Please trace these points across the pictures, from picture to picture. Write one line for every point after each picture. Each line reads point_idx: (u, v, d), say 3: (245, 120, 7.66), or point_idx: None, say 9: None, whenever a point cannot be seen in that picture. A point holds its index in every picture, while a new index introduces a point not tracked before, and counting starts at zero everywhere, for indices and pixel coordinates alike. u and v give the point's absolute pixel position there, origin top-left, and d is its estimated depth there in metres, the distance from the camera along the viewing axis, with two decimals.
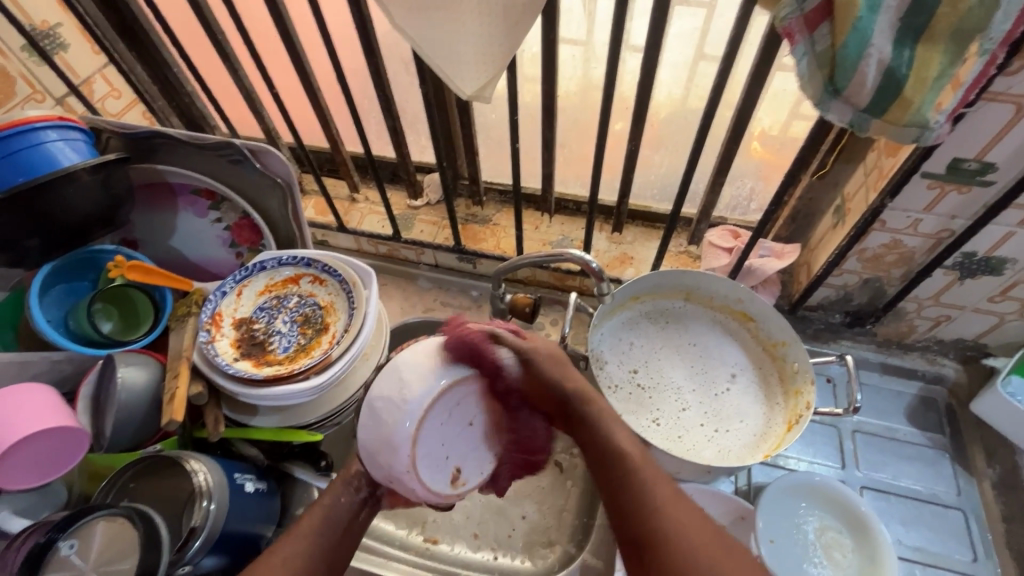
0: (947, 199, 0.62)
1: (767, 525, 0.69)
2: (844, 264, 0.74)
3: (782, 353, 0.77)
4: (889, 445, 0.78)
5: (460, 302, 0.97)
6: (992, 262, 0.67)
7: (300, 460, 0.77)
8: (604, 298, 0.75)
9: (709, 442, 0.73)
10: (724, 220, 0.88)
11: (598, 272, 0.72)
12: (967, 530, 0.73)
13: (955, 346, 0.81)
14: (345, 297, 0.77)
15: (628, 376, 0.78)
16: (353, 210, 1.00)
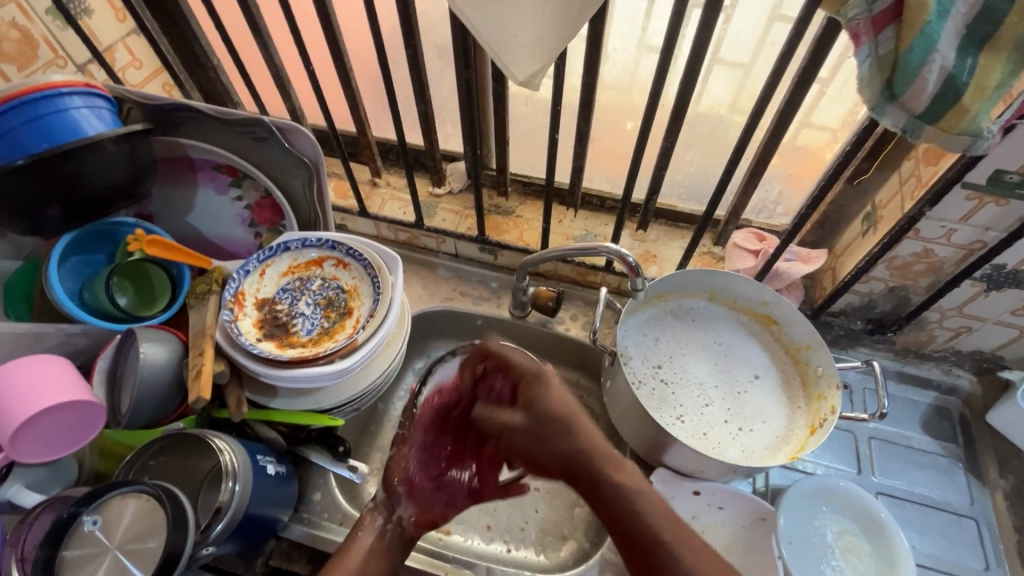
0: (984, 210, 0.62)
1: (787, 525, 0.70)
2: (872, 272, 0.74)
3: (805, 357, 0.77)
4: (905, 452, 0.79)
5: (479, 293, 0.96)
6: (1020, 275, 0.68)
7: (316, 445, 0.75)
8: (636, 294, 0.75)
9: (733, 441, 0.73)
10: (749, 222, 0.88)
11: (633, 266, 0.71)
12: (979, 538, 0.74)
13: (971, 357, 0.82)
14: (370, 281, 0.77)
15: (652, 372, 0.78)
16: (374, 195, 0.99)
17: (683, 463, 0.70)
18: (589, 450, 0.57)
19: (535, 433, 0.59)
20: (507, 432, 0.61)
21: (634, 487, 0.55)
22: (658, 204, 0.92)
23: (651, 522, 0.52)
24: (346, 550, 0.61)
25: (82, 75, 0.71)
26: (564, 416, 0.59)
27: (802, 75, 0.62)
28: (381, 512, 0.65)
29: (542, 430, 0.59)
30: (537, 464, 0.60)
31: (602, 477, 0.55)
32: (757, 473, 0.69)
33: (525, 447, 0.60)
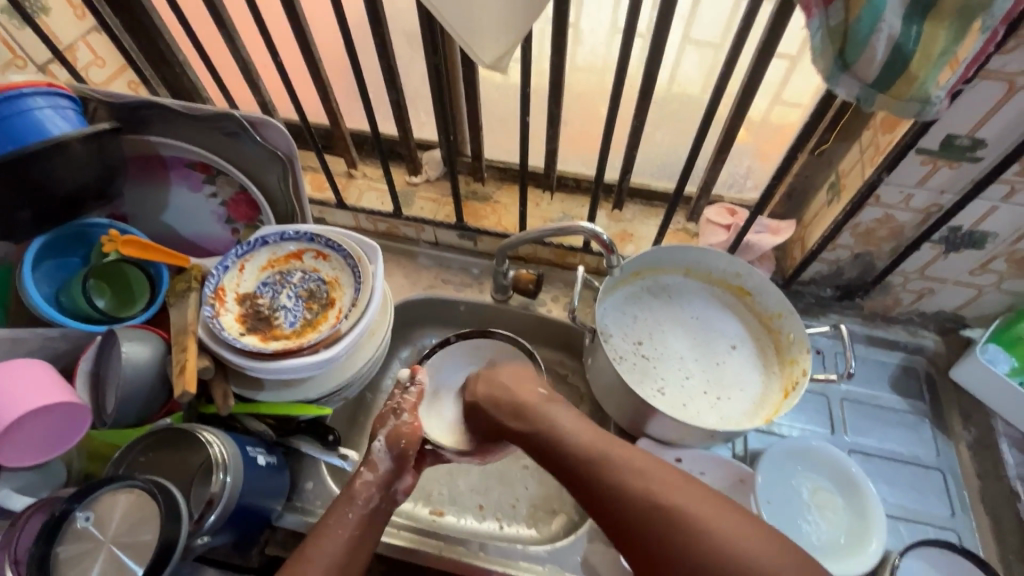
0: (939, 174, 0.65)
1: (766, 486, 0.73)
2: (838, 239, 0.77)
3: (777, 325, 0.80)
4: (875, 411, 0.83)
5: (461, 280, 0.97)
6: (975, 236, 0.71)
7: (306, 435, 0.76)
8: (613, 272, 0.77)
9: (711, 409, 0.75)
10: (721, 197, 0.90)
11: (608, 245, 0.73)
12: (945, 487, 0.77)
13: (935, 318, 0.86)
14: (351, 271, 0.78)
15: (632, 346, 0.81)
16: (350, 186, 0.99)
17: (664, 432, 0.73)
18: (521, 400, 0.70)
19: (520, 376, 0.74)
20: (495, 373, 0.75)
21: (575, 429, 0.63)
22: (632, 184, 0.94)
23: (573, 443, 0.61)
24: (337, 522, 0.62)
25: (43, 75, 0.70)
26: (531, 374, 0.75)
27: (762, 49, 0.63)
28: (376, 488, 0.66)
29: (521, 374, 0.74)
30: (501, 403, 0.71)
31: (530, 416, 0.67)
32: (735, 437, 0.72)
33: (503, 385, 0.73)
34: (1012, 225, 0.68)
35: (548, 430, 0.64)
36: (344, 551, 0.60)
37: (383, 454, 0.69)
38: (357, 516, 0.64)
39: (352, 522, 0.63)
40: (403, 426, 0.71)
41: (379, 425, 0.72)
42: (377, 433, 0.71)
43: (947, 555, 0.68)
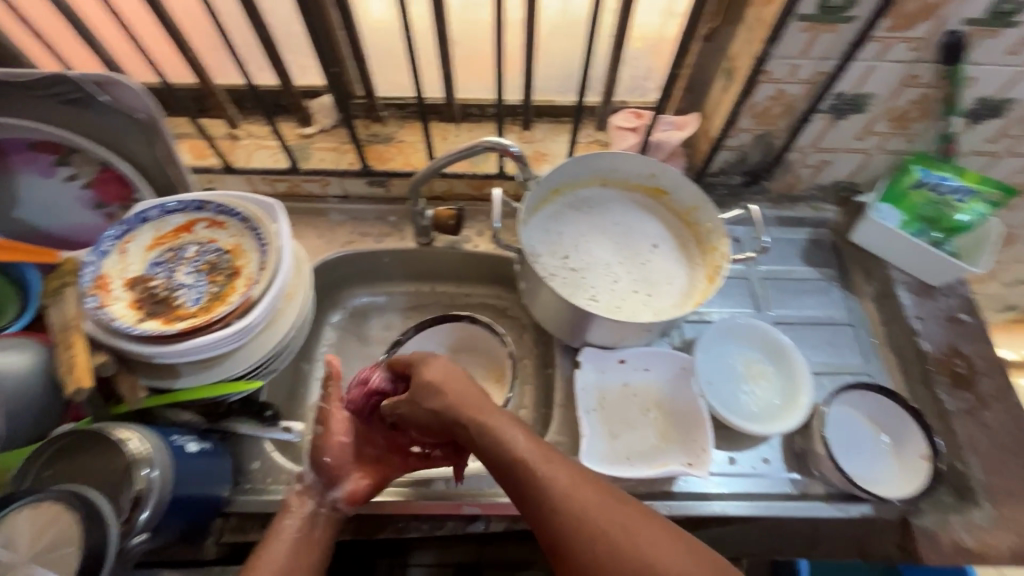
0: (820, 40, 0.67)
1: (705, 370, 0.77)
2: (739, 124, 0.79)
3: (695, 218, 0.82)
4: (791, 283, 0.89)
5: (380, 230, 0.93)
6: (858, 99, 0.75)
7: (242, 416, 0.72)
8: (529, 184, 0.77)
9: (646, 307, 0.77)
10: (626, 103, 0.90)
11: (518, 155, 0.72)
12: (857, 339, 0.84)
13: (833, 189, 0.92)
14: (252, 234, 0.71)
15: (562, 263, 0.81)
16: (237, 148, 0.90)
17: (605, 337, 0.74)
18: (457, 405, 0.60)
19: (451, 384, 0.62)
20: (426, 376, 0.63)
21: (566, 476, 0.52)
22: (537, 102, 0.92)
23: (508, 439, 0.55)
24: (273, 531, 0.60)
25: None
26: (466, 374, 0.64)
27: None
28: (312, 495, 0.64)
29: (455, 379, 0.62)
30: (445, 410, 0.61)
31: (468, 423, 0.59)
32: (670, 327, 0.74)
33: (437, 383, 0.62)
34: (887, 83, 0.72)
35: (490, 431, 0.57)
36: (293, 555, 0.58)
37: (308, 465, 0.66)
38: (301, 523, 0.61)
39: (287, 530, 0.60)
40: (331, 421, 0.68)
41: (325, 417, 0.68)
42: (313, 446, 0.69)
43: (862, 393, 0.75)
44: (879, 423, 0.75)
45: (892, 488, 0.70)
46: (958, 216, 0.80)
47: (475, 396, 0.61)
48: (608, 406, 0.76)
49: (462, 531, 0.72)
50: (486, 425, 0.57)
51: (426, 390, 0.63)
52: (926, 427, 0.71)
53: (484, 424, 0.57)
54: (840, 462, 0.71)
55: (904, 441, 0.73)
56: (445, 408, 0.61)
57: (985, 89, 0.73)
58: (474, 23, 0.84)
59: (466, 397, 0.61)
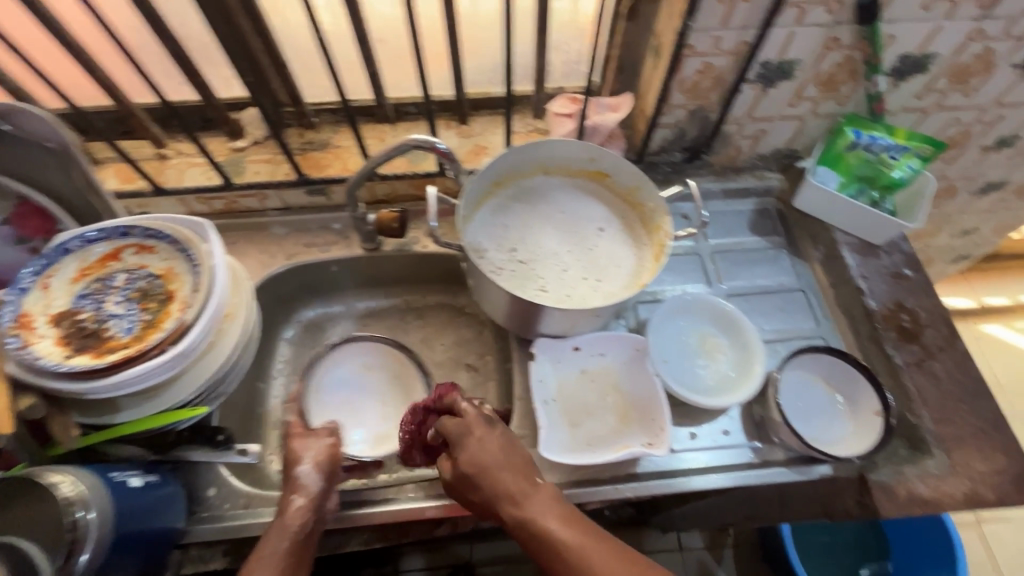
0: (738, 10, 0.66)
1: (659, 348, 0.77)
2: (671, 100, 0.78)
3: (638, 198, 0.82)
4: (741, 255, 0.90)
5: (325, 239, 0.91)
6: (785, 66, 0.75)
7: (192, 443, 0.70)
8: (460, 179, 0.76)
9: (595, 292, 0.77)
10: (562, 89, 0.89)
11: (447, 152, 0.70)
12: (808, 303, 0.85)
13: (774, 157, 0.93)
14: (183, 257, 0.69)
15: (509, 256, 0.80)
16: (166, 168, 0.87)
17: (556, 326, 0.74)
18: (501, 491, 0.57)
19: (504, 469, 0.59)
20: (470, 461, 0.59)
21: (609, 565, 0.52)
22: (473, 95, 0.90)
23: (551, 528, 0.55)
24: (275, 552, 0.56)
25: None
26: (511, 448, 0.61)
27: None
28: (306, 502, 0.60)
29: (502, 462, 0.59)
30: (489, 494, 0.58)
31: (507, 510, 0.57)
32: (619, 310, 0.74)
33: (484, 467, 0.59)
34: (810, 48, 0.73)
35: (529, 518, 0.56)
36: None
37: (309, 472, 0.63)
38: (291, 535, 0.57)
39: (285, 552, 0.56)
40: (333, 446, 0.66)
41: (296, 448, 0.65)
42: (301, 458, 0.64)
43: (816, 355, 0.76)
44: (832, 383, 0.76)
45: (847, 446, 0.72)
46: (893, 174, 0.82)
47: (521, 474, 0.59)
48: (567, 394, 0.76)
49: (429, 536, 0.71)
50: (523, 512, 0.56)
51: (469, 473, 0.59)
52: (877, 384, 0.73)
53: (526, 514, 0.56)
54: (797, 424, 0.73)
55: (856, 399, 0.74)
56: (490, 494, 0.58)
57: (905, 46, 0.73)
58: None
59: (515, 476, 0.58)
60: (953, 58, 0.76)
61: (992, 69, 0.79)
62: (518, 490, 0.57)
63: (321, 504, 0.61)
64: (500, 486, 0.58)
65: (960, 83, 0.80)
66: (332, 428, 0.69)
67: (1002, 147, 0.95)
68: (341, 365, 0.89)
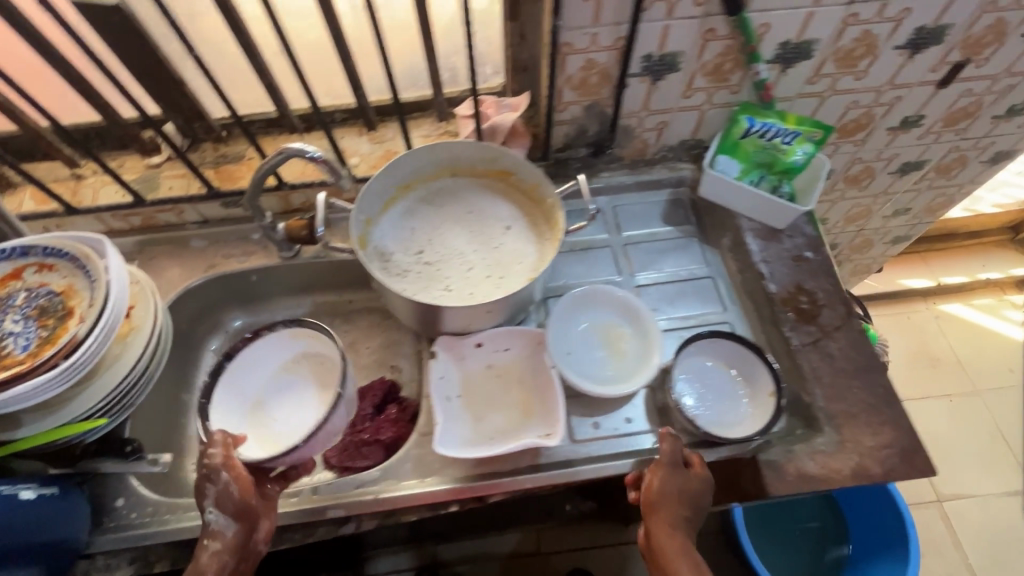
0: (605, 7, 0.68)
1: (563, 342, 0.79)
2: (563, 97, 0.80)
3: (541, 194, 0.83)
4: (652, 246, 0.92)
5: (244, 250, 0.92)
6: (668, 59, 0.77)
7: (99, 456, 0.71)
8: (346, 186, 0.75)
9: (496, 289, 0.78)
10: (469, 91, 0.91)
11: (325, 161, 0.70)
12: (716, 289, 0.87)
13: (683, 148, 0.94)
14: (82, 273, 0.71)
15: (414, 257, 0.81)
16: (82, 188, 0.89)
17: (455, 324, 0.75)
18: (672, 535, 0.64)
19: (687, 497, 0.65)
20: (654, 493, 0.65)
21: None
22: (382, 102, 0.92)
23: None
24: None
25: None
26: (701, 484, 0.66)
27: None
28: (225, 552, 0.60)
29: (684, 501, 0.64)
30: (659, 540, 0.64)
31: (661, 557, 0.63)
32: (517, 305, 0.76)
33: (666, 507, 0.64)
34: (689, 40, 0.74)
35: (676, 572, 0.62)
36: None
37: (219, 518, 0.61)
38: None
39: None
40: (235, 484, 0.63)
41: (201, 490, 0.63)
42: (204, 503, 0.62)
43: (713, 340, 0.77)
44: (733, 365, 0.78)
45: (744, 428, 0.73)
46: (788, 160, 0.83)
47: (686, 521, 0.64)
48: (472, 389, 0.78)
49: (336, 535, 0.71)
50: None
51: (691, 494, 0.65)
52: (771, 365, 0.74)
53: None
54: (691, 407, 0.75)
55: (754, 380, 0.76)
56: (665, 536, 0.63)
57: (782, 33, 0.75)
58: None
59: (680, 520, 0.64)
60: (834, 43, 0.78)
61: (876, 52, 0.80)
62: (668, 542, 0.63)
63: (247, 542, 0.63)
64: (659, 529, 0.64)
65: (849, 67, 0.82)
66: (225, 451, 0.65)
67: (909, 127, 0.97)
68: (255, 363, 0.86)
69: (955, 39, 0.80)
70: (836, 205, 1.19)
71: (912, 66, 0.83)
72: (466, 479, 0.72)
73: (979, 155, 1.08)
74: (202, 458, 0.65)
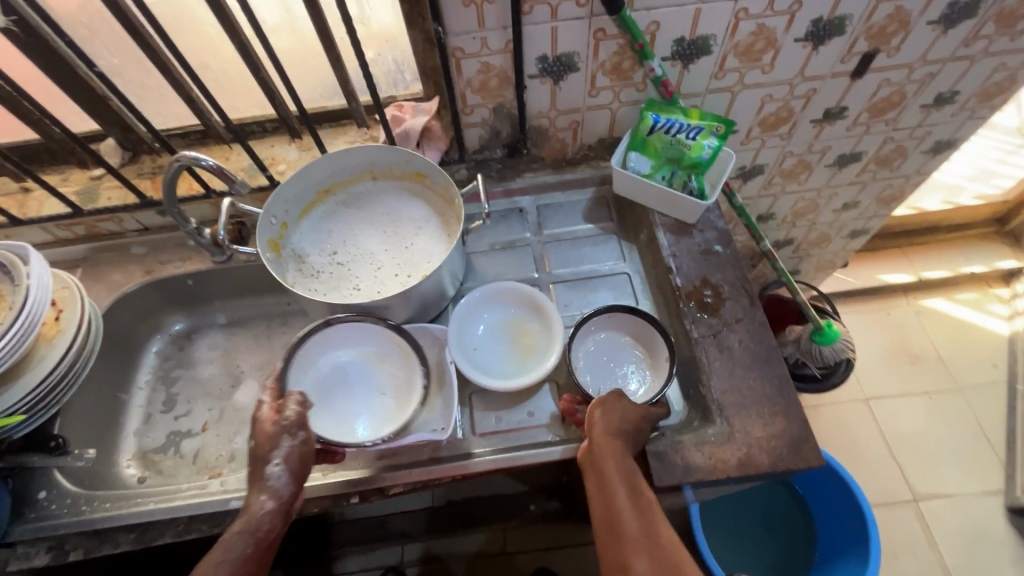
0: (487, 12, 0.70)
1: (470, 337, 0.82)
2: (467, 99, 0.83)
3: (451, 195, 0.86)
4: (572, 244, 0.92)
5: (181, 255, 0.97)
6: (564, 60, 0.78)
7: (23, 450, 0.77)
8: (242, 194, 0.78)
9: (403, 288, 0.81)
10: (390, 98, 0.94)
11: (218, 168, 0.73)
12: (630, 285, 0.88)
13: (603, 147, 0.95)
14: (9, 279, 0.76)
15: (329, 259, 0.85)
16: (28, 201, 0.94)
17: (360, 321, 0.78)
18: (611, 456, 0.63)
19: (629, 428, 0.66)
20: (597, 419, 0.66)
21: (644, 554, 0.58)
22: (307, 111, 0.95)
23: (631, 497, 0.61)
24: (235, 555, 0.60)
25: None
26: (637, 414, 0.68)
27: None
28: (277, 513, 0.63)
29: (621, 426, 0.66)
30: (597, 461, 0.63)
31: (602, 477, 0.62)
32: (419, 302, 0.78)
33: (609, 432, 0.65)
34: (580, 40, 0.76)
35: (615, 487, 0.61)
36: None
37: (281, 476, 0.64)
38: (252, 536, 0.61)
39: (248, 550, 0.61)
40: (303, 448, 0.66)
41: (268, 444, 0.65)
42: (271, 456, 0.64)
43: (609, 316, 0.81)
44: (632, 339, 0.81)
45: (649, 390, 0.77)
46: (695, 155, 0.83)
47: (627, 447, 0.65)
48: (399, 389, 0.80)
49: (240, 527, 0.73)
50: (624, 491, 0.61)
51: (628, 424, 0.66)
52: (667, 337, 0.77)
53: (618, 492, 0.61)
54: (599, 386, 0.78)
55: (654, 349, 0.79)
56: (607, 456, 0.63)
57: (674, 31, 0.76)
58: (218, 48, 0.89)
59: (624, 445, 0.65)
60: (731, 38, 0.78)
61: (777, 45, 0.80)
62: (607, 459, 0.63)
63: (293, 502, 0.65)
64: (606, 450, 0.64)
65: (753, 61, 0.82)
66: (301, 402, 0.68)
67: (833, 119, 0.96)
68: (348, 343, 0.81)
69: (858, 30, 0.80)
70: (779, 199, 1.18)
71: (819, 58, 0.83)
72: (368, 472, 0.74)
73: (919, 144, 1.07)
74: (277, 412, 0.67)
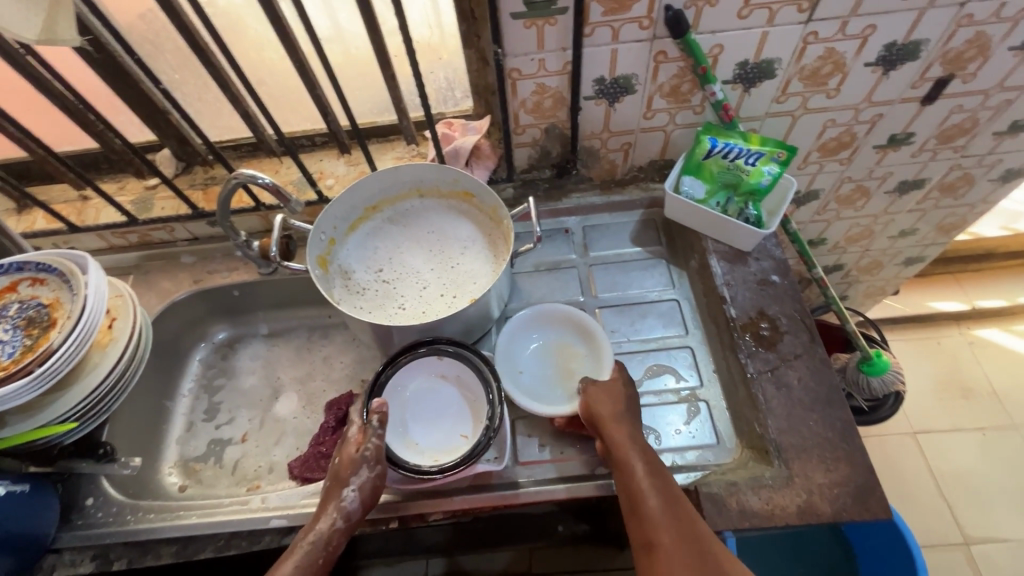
0: (547, 33, 0.69)
1: (519, 361, 0.81)
2: (520, 119, 0.82)
3: (499, 215, 0.84)
4: (619, 267, 0.90)
5: (228, 266, 0.98)
6: (622, 81, 0.76)
7: (74, 456, 0.78)
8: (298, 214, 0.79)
9: (448, 309, 0.80)
10: (440, 115, 0.93)
11: (273, 186, 0.74)
12: (680, 312, 0.85)
13: (654, 168, 0.93)
14: (67, 287, 0.77)
15: (374, 276, 0.84)
16: (86, 208, 0.96)
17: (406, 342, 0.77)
18: (607, 416, 0.67)
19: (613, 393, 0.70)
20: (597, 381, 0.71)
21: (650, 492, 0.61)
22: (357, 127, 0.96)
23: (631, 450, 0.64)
24: (305, 567, 0.61)
25: None
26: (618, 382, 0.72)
27: None
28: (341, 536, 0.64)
29: (606, 394, 0.70)
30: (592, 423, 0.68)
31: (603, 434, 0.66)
32: (465, 324, 0.77)
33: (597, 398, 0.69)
34: (640, 63, 0.74)
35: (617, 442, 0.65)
36: None
37: (352, 500, 0.64)
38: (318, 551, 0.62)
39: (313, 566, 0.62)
40: (379, 477, 0.66)
41: (346, 469, 0.65)
42: (349, 480, 0.64)
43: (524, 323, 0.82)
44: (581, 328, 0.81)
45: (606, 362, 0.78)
46: (753, 181, 0.80)
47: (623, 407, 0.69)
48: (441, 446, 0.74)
49: (279, 544, 0.73)
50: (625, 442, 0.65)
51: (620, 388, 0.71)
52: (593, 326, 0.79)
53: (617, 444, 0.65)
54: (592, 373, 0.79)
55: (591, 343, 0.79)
56: (603, 416, 0.67)
57: (736, 55, 0.74)
58: (275, 64, 0.90)
59: (609, 409, 0.68)
60: (797, 62, 0.75)
61: (845, 69, 0.77)
62: (605, 416, 0.67)
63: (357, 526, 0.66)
64: (598, 410, 0.68)
65: (818, 85, 0.79)
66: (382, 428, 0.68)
67: (898, 145, 0.92)
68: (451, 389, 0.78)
69: (933, 55, 0.76)
70: (832, 224, 1.14)
71: (889, 83, 0.79)
72: (408, 497, 0.73)
73: (987, 172, 1.01)
74: (360, 440, 0.67)
